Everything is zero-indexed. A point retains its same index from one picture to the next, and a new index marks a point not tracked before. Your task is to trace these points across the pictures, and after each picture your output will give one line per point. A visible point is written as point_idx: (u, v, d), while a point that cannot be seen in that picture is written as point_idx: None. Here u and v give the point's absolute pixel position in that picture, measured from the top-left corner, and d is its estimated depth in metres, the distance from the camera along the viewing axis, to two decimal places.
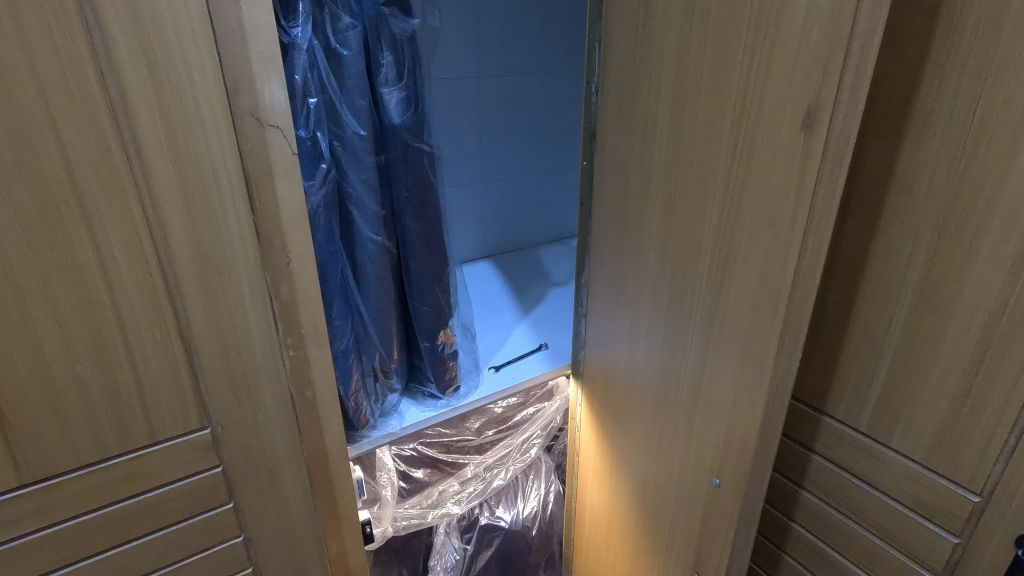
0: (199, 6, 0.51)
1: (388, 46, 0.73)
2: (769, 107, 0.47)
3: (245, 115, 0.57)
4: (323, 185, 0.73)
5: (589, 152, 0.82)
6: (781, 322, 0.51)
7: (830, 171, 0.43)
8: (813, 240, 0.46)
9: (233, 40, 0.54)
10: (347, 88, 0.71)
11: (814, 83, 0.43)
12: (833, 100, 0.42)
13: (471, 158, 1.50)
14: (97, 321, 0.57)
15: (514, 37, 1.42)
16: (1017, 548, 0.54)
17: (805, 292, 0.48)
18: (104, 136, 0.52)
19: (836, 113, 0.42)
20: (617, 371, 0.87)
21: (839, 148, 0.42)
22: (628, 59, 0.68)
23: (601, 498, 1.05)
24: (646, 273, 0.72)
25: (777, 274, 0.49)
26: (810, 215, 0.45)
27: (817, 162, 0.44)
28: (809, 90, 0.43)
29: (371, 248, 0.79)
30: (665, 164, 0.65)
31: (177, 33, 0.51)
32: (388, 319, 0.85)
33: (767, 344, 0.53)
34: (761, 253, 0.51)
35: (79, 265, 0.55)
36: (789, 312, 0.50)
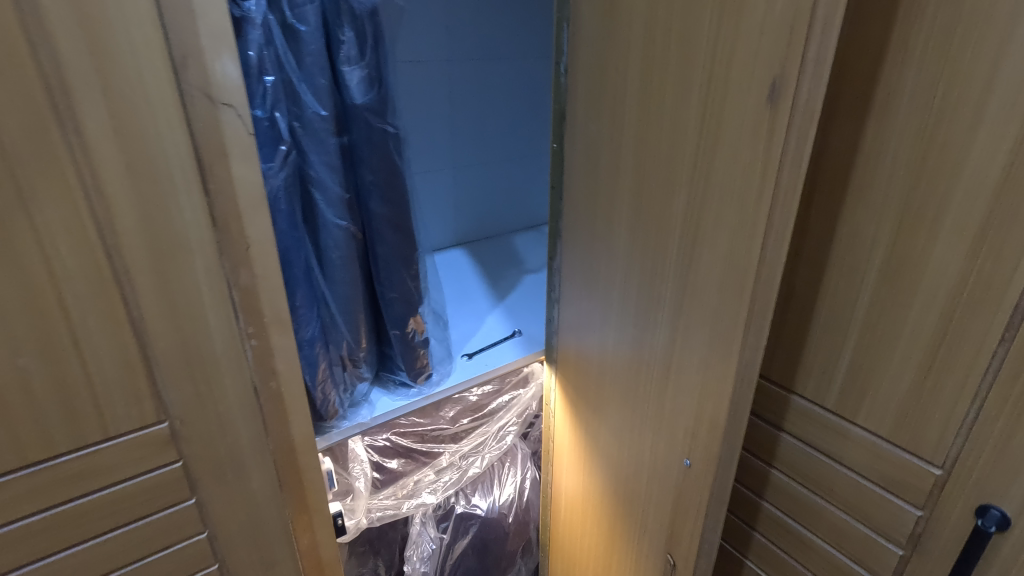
0: None
1: (348, 22, 0.70)
2: (735, 82, 0.46)
3: (195, 92, 0.54)
4: (283, 167, 0.70)
5: (559, 134, 0.81)
6: (749, 301, 0.50)
7: (796, 146, 0.43)
8: (779, 217, 0.46)
9: (179, 12, 0.50)
10: (305, 67, 0.68)
11: (779, 56, 0.42)
12: (797, 75, 0.41)
13: (443, 144, 1.47)
14: (39, 311, 0.54)
15: (483, 19, 1.39)
16: (977, 518, 0.56)
17: (772, 270, 0.48)
18: (38, 113, 0.49)
19: (802, 86, 0.41)
20: (590, 355, 0.87)
21: (805, 121, 0.42)
22: (596, 38, 0.67)
23: (576, 483, 1.05)
24: (617, 255, 0.72)
25: (744, 252, 0.49)
26: (777, 191, 0.45)
27: (783, 138, 0.43)
28: (774, 63, 0.42)
29: (336, 233, 0.77)
30: (633, 144, 0.64)
31: (115, 3, 0.48)
32: (356, 306, 0.83)
33: (735, 323, 0.52)
34: (729, 232, 0.50)
35: (17, 251, 0.52)
36: (757, 291, 0.49)
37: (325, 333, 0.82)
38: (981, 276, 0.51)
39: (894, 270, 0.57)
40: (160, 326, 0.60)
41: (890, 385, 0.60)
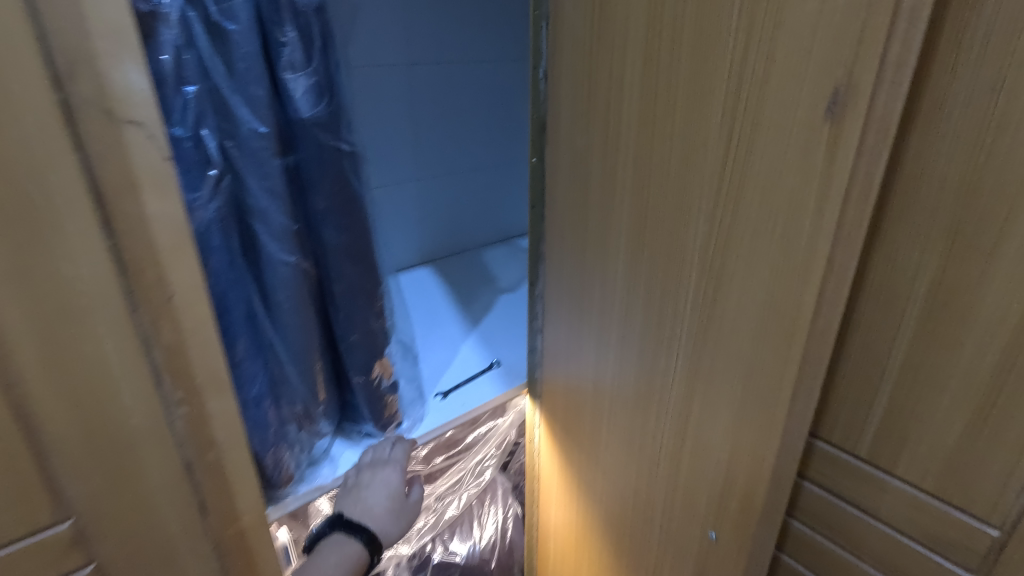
0: None
1: (290, 20, 0.58)
2: (776, 91, 0.37)
3: (82, 100, 0.37)
4: (214, 197, 0.58)
5: (539, 147, 0.72)
6: (797, 359, 0.41)
7: (868, 170, 0.34)
8: (841, 256, 0.37)
9: None
10: (237, 74, 0.56)
11: (843, 59, 0.33)
12: (874, 83, 0.32)
13: (404, 156, 1.36)
14: None
15: (445, 20, 1.29)
16: None
17: (827, 323, 0.39)
18: None
19: (877, 97, 0.32)
20: (582, 395, 0.77)
21: (877, 141, 0.33)
22: (585, 39, 0.58)
23: (566, 527, 0.96)
24: (614, 288, 0.63)
25: (788, 300, 0.40)
26: (836, 228, 0.36)
27: (848, 162, 0.34)
28: (836, 68, 0.33)
29: (283, 272, 0.65)
30: (635, 163, 0.54)
31: None
32: (312, 354, 0.71)
33: (777, 383, 0.43)
34: (768, 274, 0.41)
35: None
36: (806, 347, 0.40)
37: (275, 386, 0.70)
38: None
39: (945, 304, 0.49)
40: (52, 426, 0.43)
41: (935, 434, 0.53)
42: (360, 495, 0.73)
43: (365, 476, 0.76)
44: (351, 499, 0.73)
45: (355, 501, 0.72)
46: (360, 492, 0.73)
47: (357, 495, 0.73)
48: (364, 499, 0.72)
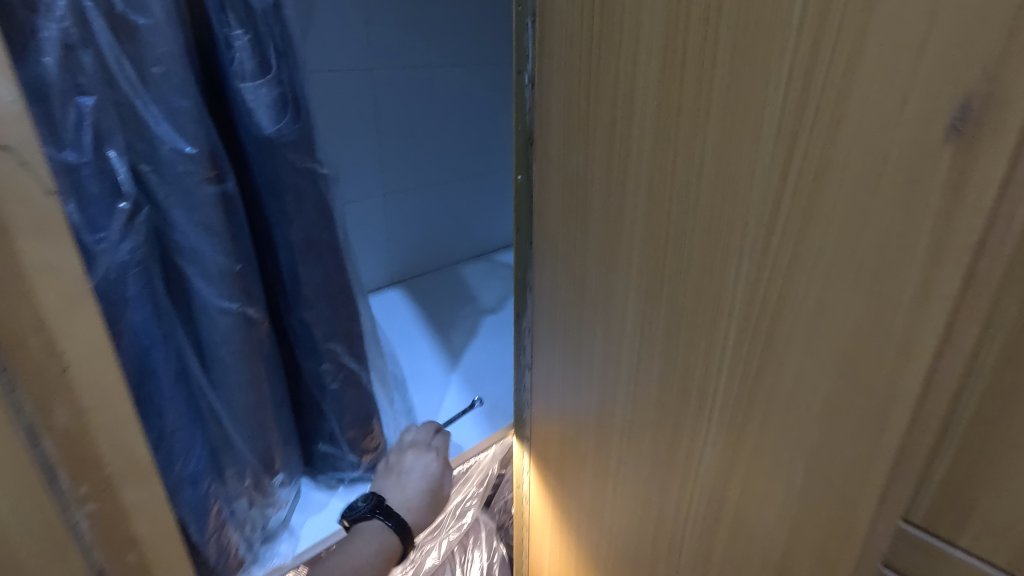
0: None
1: (243, 24, 0.54)
2: (866, 101, 0.27)
3: None
4: (127, 236, 0.48)
5: (524, 163, 0.61)
6: (894, 451, 0.31)
7: (1010, 212, 0.24)
8: (959, 327, 0.27)
9: None
10: (153, 81, 0.46)
11: (983, 55, 0.23)
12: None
13: (370, 170, 1.24)
14: None
15: (413, 21, 1.18)
16: None
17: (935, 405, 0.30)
18: None
19: None
20: (582, 447, 0.67)
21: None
22: (582, 36, 0.48)
23: None
24: (623, 333, 0.53)
25: (879, 374, 0.30)
26: (960, 286, 0.26)
27: (981, 203, 0.25)
28: (971, 67, 0.24)
29: (221, 322, 0.55)
30: (649, 187, 0.45)
31: None
32: (262, 412, 0.62)
33: (860, 477, 0.33)
34: (847, 338, 0.31)
35: None
36: (906, 435, 0.31)
37: (215, 453, 0.60)
38: None
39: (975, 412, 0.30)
40: None
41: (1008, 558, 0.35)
42: (400, 485, 0.71)
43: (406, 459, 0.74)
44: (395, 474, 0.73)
45: (394, 488, 0.70)
46: (399, 481, 0.72)
47: (397, 471, 0.73)
48: (406, 474, 0.73)
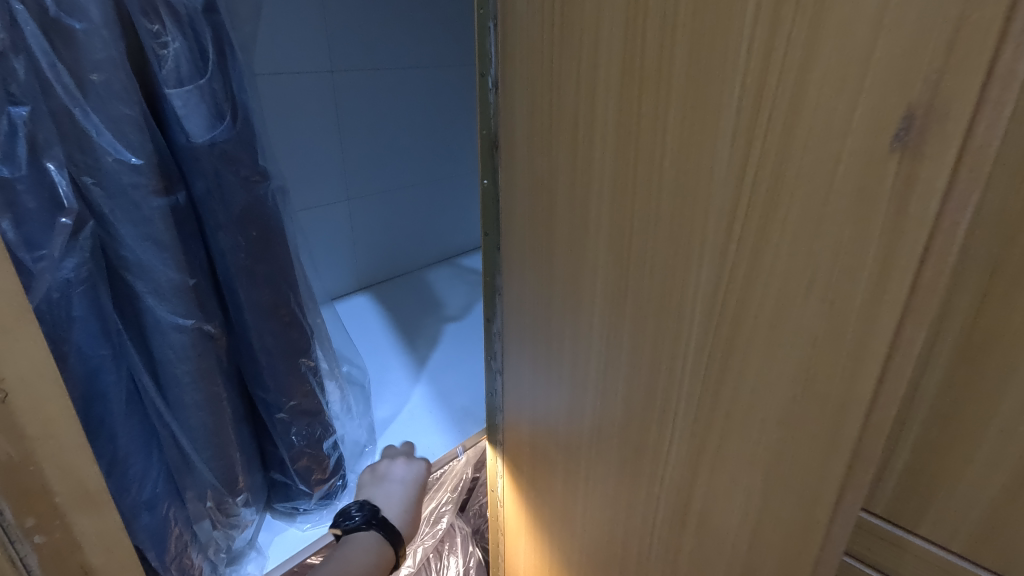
0: None
1: (170, 24, 0.47)
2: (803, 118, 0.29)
3: None
4: (70, 254, 0.44)
5: (490, 168, 0.60)
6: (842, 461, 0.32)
7: (952, 222, 0.25)
8: (905, 333, 0.28)
9: None
10: (92, 87, 0.43)
11: (921, 70, 0.23)
12: (972, 106, 0.22)
13: (331, 173, 1.22)
14: None
15: (375, 25, 1.17)
16: None
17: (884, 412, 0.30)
18: None
19: (978, 122, 0.23)
20: (554, 454, 0.67)
21: (972, 181, 0.24)
22: (541, 41, 0.47)
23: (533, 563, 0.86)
24: (588, 338, 0.53)
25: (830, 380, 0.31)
26: (903, 297, 0.27)
27: (925, 214, 0.25)
28: (911, 81, 0.24)
29: (175, 340, 0.51)
30: (609, 200, 0.45)
31: None
32: (228, 439, 0.58)
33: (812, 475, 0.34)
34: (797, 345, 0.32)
35: None
36: (856, 445, 0.31)
37: (174, 476, 0.56)
38: None
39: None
40: None
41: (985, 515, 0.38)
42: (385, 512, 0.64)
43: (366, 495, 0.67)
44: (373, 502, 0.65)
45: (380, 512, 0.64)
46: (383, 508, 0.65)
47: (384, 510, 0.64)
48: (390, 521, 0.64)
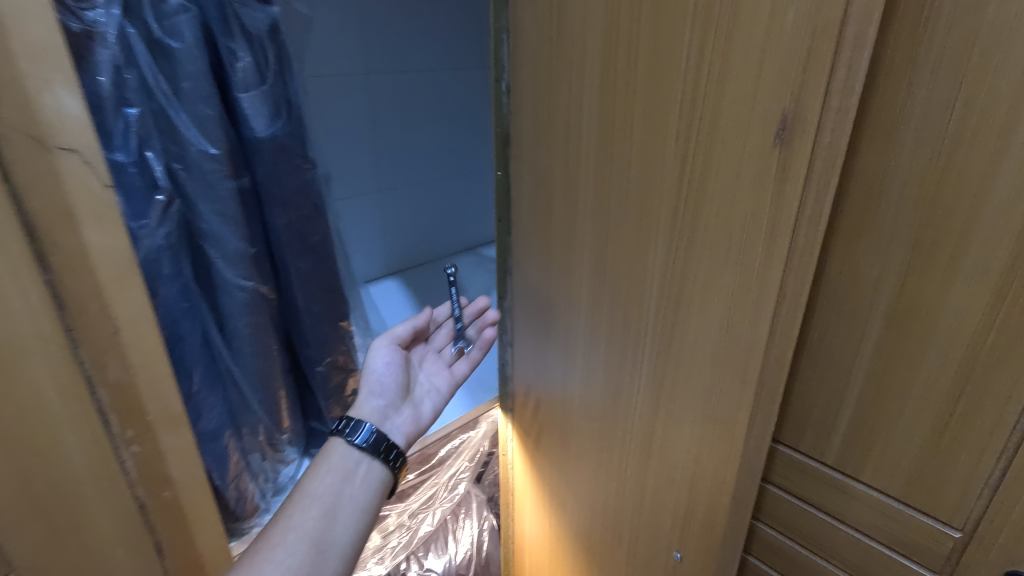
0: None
1: (242, 41, 0.57)
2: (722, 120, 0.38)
3: (14, 133, 0.41)
4: (162, 224, 0.55)
5: (503, 160, 0.69)
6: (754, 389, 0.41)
7: (815, 199, 0.33)
8: (791, 284, 0.36)
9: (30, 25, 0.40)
10: (184, 93, 0.54)
11: (789, 86, 0.32)
12: (819, 111, 0.31)
13: (365, 167, 1.34)
14: None
15: (409, 31, 1.28)
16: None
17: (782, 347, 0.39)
18: None
19: (824, 124, 0.31)
20: (552, 412, 0.77)
21: (826, 166, 0.32)
22: (542, 53, 0.57)
23: (538, 527, 0.94)
24: (579, 304, 0.63)
25: (743, 325, 0.40)
26: (789, 256, 0.35)
27: (796, 193, 0.34)
28: (785, 94, 0.33)
29: (239, 298, 0.62)
30: (594, 186, 0.54)
31: None
32: (275, 383, 0.69)
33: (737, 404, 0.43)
34: (721, 299, 0.41)
35: None
36: (762, 375, 0.40)
37: (234, 416, 0.67)
38: (1009, 325, 0.45)
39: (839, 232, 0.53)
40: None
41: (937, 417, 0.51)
42: (382, 417, 0.64)
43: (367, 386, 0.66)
44: (370, 401, 0.65)
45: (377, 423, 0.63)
46: (382, 414, 0.64)
47: (380, 421, 0.63)
48: (385, 424, 0.64)
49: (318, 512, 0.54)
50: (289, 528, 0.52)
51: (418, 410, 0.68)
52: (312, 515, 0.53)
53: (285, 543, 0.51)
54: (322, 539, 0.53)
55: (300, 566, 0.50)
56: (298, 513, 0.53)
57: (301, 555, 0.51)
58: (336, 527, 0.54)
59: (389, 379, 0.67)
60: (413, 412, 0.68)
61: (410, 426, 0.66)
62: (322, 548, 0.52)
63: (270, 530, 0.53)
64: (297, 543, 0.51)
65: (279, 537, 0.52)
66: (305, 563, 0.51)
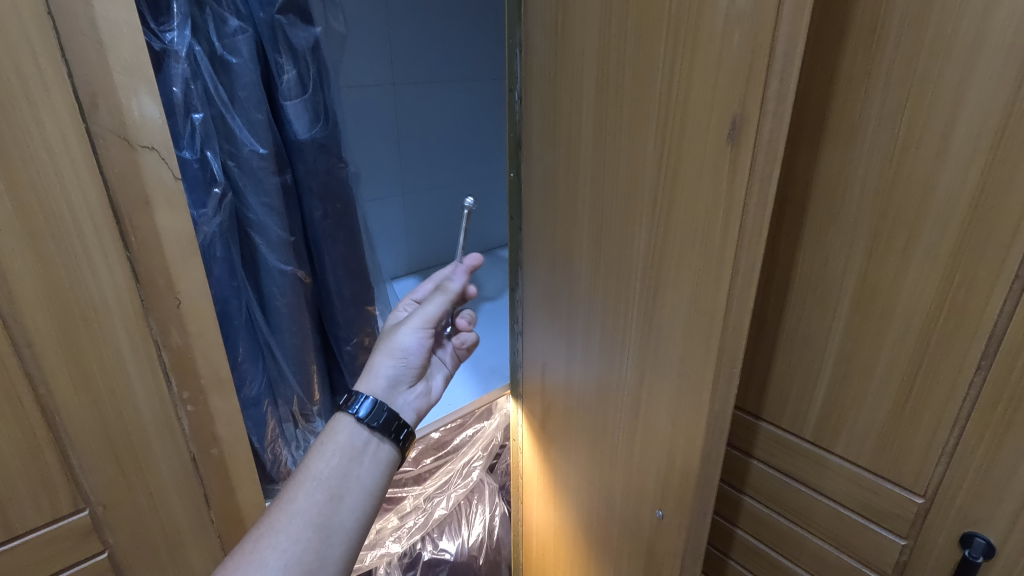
0: (97, 32, 0.47)
1: (287, 55, 0.66)
2: (695, 124, 0.46)
3: (107, 133, 0.50)
4: (217, 213, 0.64)
5: (515, 163, 0.77)
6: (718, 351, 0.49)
7: (761, 187, 0.42)
8: (746, 258, 0.45)
9: (123, 44, 0.48)
10: (239, 101, 0.63)
11: (738, 94, 0.41)
12: (758, 113, 0.40)
13: (390, 171, 1.43)
14: None
15: (434, 45, 1.38)
16: (966, 542, 0.55)
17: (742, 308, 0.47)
18: None
19: (763, 125, 0.40)
20: (556, 393, 0.83)
21: (768, 159, 0.41)
22: (548, 66, 0.65)
23: (545, 515, 0.98)
24: (579, 290, 0.70)
25: (712, 293, 0.48)
26: (742, 234, 0.44)
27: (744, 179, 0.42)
28: (736, 101, 0.41)
29: (280, 280, 0.71)
30: (592, 182, 0.62)
31: (13, 60, 0.44)
32: (308, 359, 0.77)
33: (706, 363, 0.51)
34: (693, 273, 0.50)
35: None
36: (724, 337, 0.49)
37: (272, 387, 0.76)
38: (956, 305, 0.51)
39: (808, 224, 0.59)
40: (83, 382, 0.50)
41: (897, 392, 0.57)
42: (390, 394, 0.64)
43: (382, 359, 0.66)
44: (383, 375, 0.65)
45: (387, 399, 0.64)
46: (392, 391, 0.65)
47: (390, 398, 0.64)
48: (394, 401, 0.65)
49: (322, 497, 0.54)
50: (292, 514, 0.53)
51: (429, 386, 0.69)
52: (318, 499, 0.54)
53: (289, 529, 0.52)
54: (328, 524, 0.54)
55: (303, 553, 0.51)
56: (302, 497, 0.54)
57: (305, 541, 0.52)
58: (342, 511, 0.55)
59: (408, 357, 0.67)
60: (425, 388, 0.69)
61: (421, 402, 0.67)
62: (328, 533, 0.53)
63: (273, 514, 0.53)
64: (301, 529, 0.52)
65: (282, 523, 0.52)
66: (309, 549, 0.52)
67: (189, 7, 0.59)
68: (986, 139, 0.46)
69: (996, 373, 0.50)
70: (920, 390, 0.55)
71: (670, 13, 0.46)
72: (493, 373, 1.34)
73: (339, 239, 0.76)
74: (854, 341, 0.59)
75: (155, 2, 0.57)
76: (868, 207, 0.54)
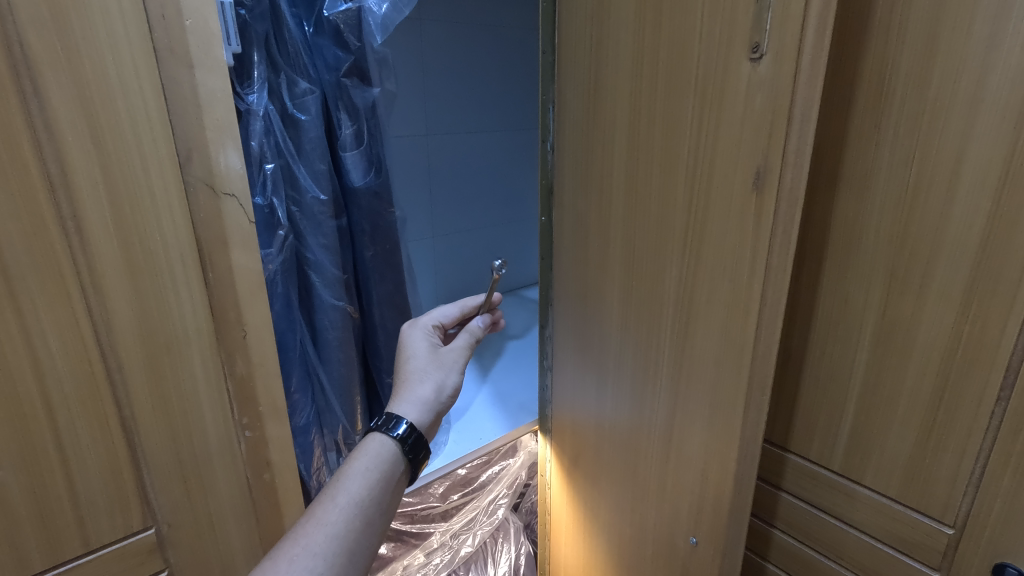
0: (193, 95, 0.54)
1: (347, 113, 0.74)
2: (722, 173, 0.51)
3: (198, 183, 0.56)
4: (280, 252, 0.70)
5: (546, 207, 0.82)
6: (747, 379, 0.53)
7: (784, 230, 0.47)
8: (771, 295, 0.49)
9: (216, 105, 0.55)
10: (305, 153, 0.71)
11: (760, 148, 0.47)
12: (779, 163, 0.46)
13: (422, 215, 1.50)
14: (24, 420, 0.52)
15: (467, 99, 1.48)
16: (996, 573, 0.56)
17: (768, 338, 0.51)
18: (42, 224, 0.49)
19: (785, 174, 0.45)
20: (586, 429, 0.86)
21: (790, 204, 0.46)
22: (581, 120, 0.71)
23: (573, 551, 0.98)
24: (611, 327, 0.74)
25: (742, 324, 0.53)
26: (768, 271, 0.49)
27: (769, 222, 0.47)
28: (758, 155, 0.47)
29: (332, 314, 0.77)
30: (623, 225, 0.67)
31: (131, 122, 0.51)
32: (353, 389, 0.82)
33: (736, 390, 0.55)
34: (723, 307, 0.54)
35: (20, 357, 0.51)
36: (753, 366, 0.53)
37: (319, 416, 0.81)
38: (973, 337, 0.54)
39: (827, 264, 0.63)
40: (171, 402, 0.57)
41: (921, 422, 0.59)
42: (432, 421, 0.64)
43: (424, 387, 0.64)
44: (426, 404, 0.63)
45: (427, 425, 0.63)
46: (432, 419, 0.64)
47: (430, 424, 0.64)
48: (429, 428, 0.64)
49: (355, 521, 0.53)
50: (329, 536, 0.51)
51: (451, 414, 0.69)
52: (352, 522, 0.53)
53: (325, 552, 0.50)
54: (358, 550, 0.52)
55: None
56: (336, 520, 0.52)
57: (337, 565, 0.50)
58: (370, 538, 0.54)
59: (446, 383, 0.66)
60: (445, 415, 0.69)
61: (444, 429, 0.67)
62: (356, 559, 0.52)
63: (304, 530, 0.51)
64: (334, 552, 0.51)
65: (318, 544, 0.50)
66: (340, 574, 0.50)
67: (267, 72, 0.67)
68: (990, 186, 0.51)
69: (1016, 403, 0.52)
70: (943, 421, 0.58)
71: (697, 79, 0.52)
72: (521, 409, 1.36)
73: (384, 277, 0.82)
74: (874, 375, 0.62)
75: (240, 70, 0.65)
76: (888, 247, 0.58)
